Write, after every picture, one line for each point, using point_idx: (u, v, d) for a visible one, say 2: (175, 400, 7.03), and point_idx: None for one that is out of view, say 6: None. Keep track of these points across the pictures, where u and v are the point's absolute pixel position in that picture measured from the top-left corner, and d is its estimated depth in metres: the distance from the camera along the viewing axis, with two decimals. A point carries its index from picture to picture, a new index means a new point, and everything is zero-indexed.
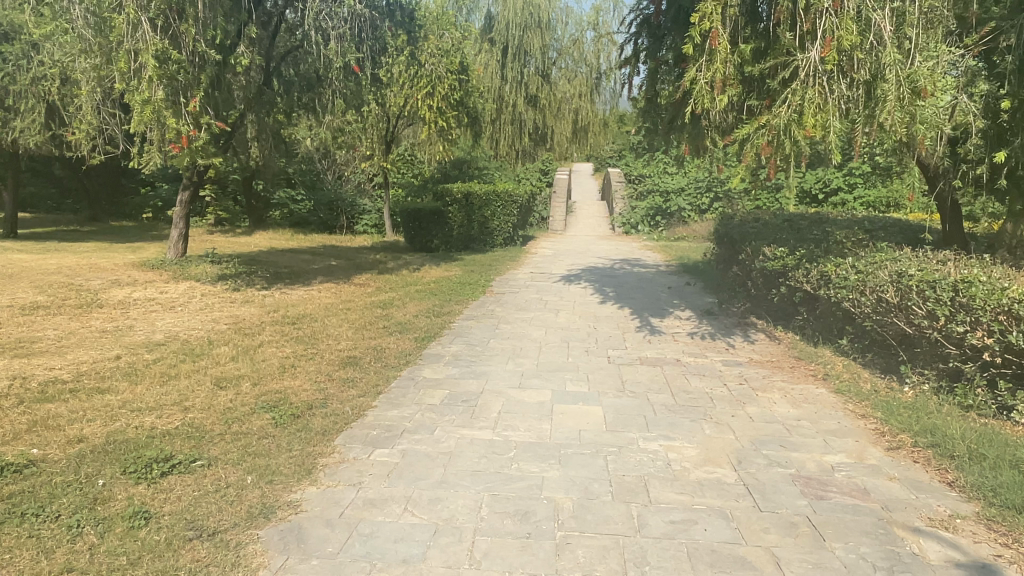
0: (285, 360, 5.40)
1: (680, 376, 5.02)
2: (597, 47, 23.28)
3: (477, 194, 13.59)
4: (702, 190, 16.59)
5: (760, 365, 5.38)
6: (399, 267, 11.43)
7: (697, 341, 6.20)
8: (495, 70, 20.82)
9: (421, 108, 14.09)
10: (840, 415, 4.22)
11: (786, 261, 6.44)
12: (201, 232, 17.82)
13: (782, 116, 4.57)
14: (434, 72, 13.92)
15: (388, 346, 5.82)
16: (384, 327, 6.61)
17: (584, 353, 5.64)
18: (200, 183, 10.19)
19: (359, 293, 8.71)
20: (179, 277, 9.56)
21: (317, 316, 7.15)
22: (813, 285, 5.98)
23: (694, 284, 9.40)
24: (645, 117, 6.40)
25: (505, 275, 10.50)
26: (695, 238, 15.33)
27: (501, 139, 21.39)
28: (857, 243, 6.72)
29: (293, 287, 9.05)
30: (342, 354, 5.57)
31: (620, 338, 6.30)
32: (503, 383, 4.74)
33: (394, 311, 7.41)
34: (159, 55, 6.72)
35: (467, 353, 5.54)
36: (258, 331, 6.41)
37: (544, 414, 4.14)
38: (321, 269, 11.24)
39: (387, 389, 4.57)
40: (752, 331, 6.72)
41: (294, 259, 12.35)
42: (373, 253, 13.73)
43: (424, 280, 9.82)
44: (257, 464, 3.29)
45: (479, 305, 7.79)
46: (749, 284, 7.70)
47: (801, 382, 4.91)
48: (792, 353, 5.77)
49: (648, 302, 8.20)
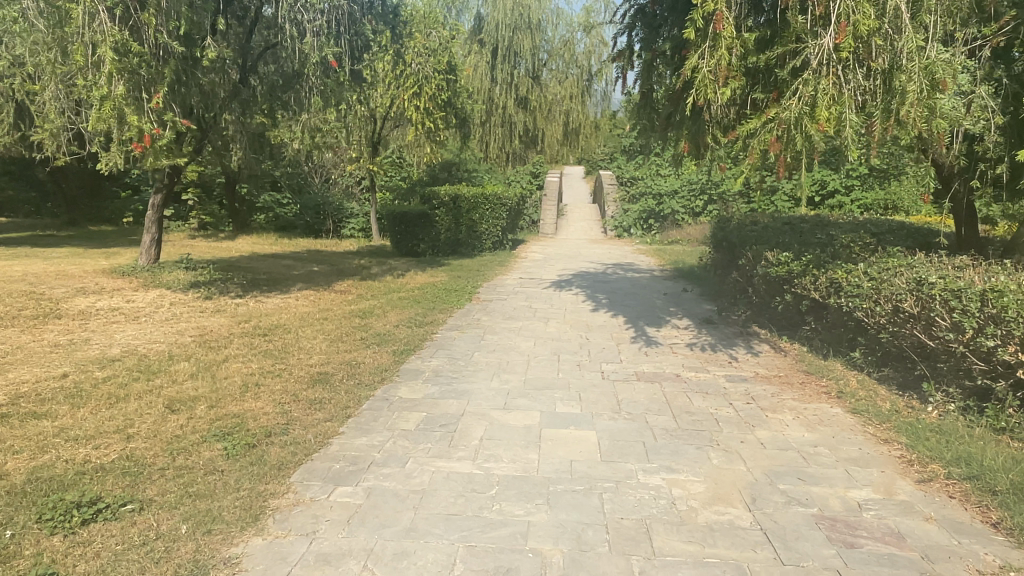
0: (249, 378, 4.93)
1: (681, 394, 4.59)
2: (588, 48, 22.91)
3: (466, 197, 13.16)
4: (696, 193, 16.15)
5: (766, 381, 4.96)
6: (383, 273, 10.97)
7: (698, 353, 5.77)
8: (484, 72, 20.45)
9: (407, 109, 13.66)
10: (860, 440, 3.81)
11: (792, 267, 6.03)
12: (182, 236, 17.28)
13: (793, 108, 4.15)
14: (421, 71, 13.55)
15: (364, 361, 5.36)
16: (362, 338, 6.15)
17: (575, 368, 5.21)
18: (173, 186, 9.71)
19: (339, 301, 8.25)
20: (149, 285, 9.07)
21: (291, 327, 6.68)
22: (822, 293, 5.57)
23: (692, 291, 8.98)
24: (639, 116, 5.99)
25: (494, 281, 10.07)
26: (689, 242, 14.95)
27: (491, 141, 20.94)
28: (866, 248, 6.32)
29: (270, 295, 8.57)
30: (313, 370, 5.10)
31: (614, 350, 5.87)
32: (486, 403, 4.31)
33: (373, 321, 6.95)
34: (119, 48, 6.27)
35: (448, 369, 5.10)
36: (225, 343, 5.94)
37: (531, 440, 3.70)
38: (302, 275, 10.77)
39: (357, 412, 4.11)
40: (755, 341, 6.32)
41: (274, 265, 11.85)
42: (358, 257, 13.25)
43: (408, 286, 9.37)
44: (196, 509, 2.83)
45: (465, 314, 7.35)
46: (750, 291, 7.29)
47: (813, 401, 4.50)
48: (800, 367, 5.36)
49: (644, 310, 7.79)
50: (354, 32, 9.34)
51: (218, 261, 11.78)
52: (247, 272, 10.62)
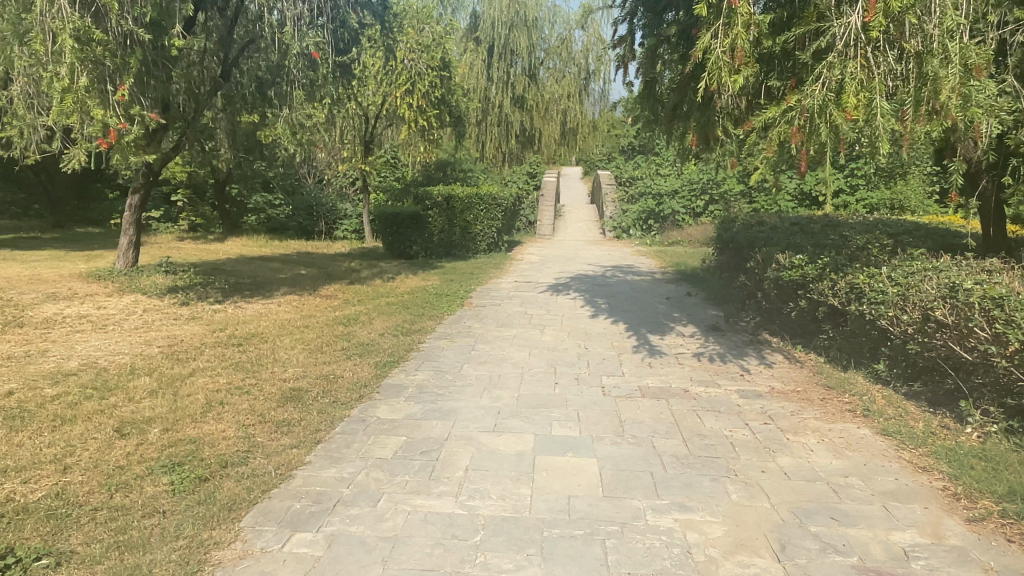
0: (214, 395, 4.46)
1: (690, 413, 4.14)
2: (586, 46, 22.44)
3: (460, 198, 12.70)
4: (697, 193, 15.70)
5: (783, 396, 4.52)
6: (373, 276, 10.52)
7: (706, 365, 5.32)
8: (480, 70, 20.03)
9: (399, 106, 13.24)
10: (894, 470, 3.37)
11: (807, 271, 5.61)
12: (169, 239, 16.79)
13: (816, 94, 3.72)
14: (413, 68, 13.01)
15: (343, 375, 4.90)
16: (343, 349, 5.69)
17: (573, 382, 4.76)
18: (151, 186, 9.25)
19: (323, 307, 7.79)
20: (125, 289, 8.60)
21: (268, 336, 6.23)
22: (842, 299, 5.14)
23: (696, 295, 8.54)
24: (641, 108, 5.55)
25: (488, 285, 9.63)
26: (691, 243, 14.53)
27: (488, 141, 20.53)
28: (885, 251, 5.89)
29: (250, 301, 8.11)
30: (286, 385, 4.65)
31: (615, 361, 5.42)
32: (474, 425, 3.85)
33: (357, 329, 6.49)
34: (80, 36, 5.76)
35: (434, 384, 4.64)
36: (194, 355, 5.48)
37: (523, 471, 3.24)
38: (288, 279, 10.31)
39: (328, 437, 3.65)
40: (766, 350, 5.88)
41: (260, 268, 11.39)
42: (349, 260, 12.79)
43: (398, 291, 8.93)
44: (123, 564, 2.39)
45: (456, 321, 6.90)
46: (759, 296, 6.86)
47: (837, 421, 4.06)
48: (818, 380, 4.92)
49: (646, 315, 7.34)
50: (337, 21, 8.87)
51: (201, 263, 11.32)
52: (231, 276, 10.16)
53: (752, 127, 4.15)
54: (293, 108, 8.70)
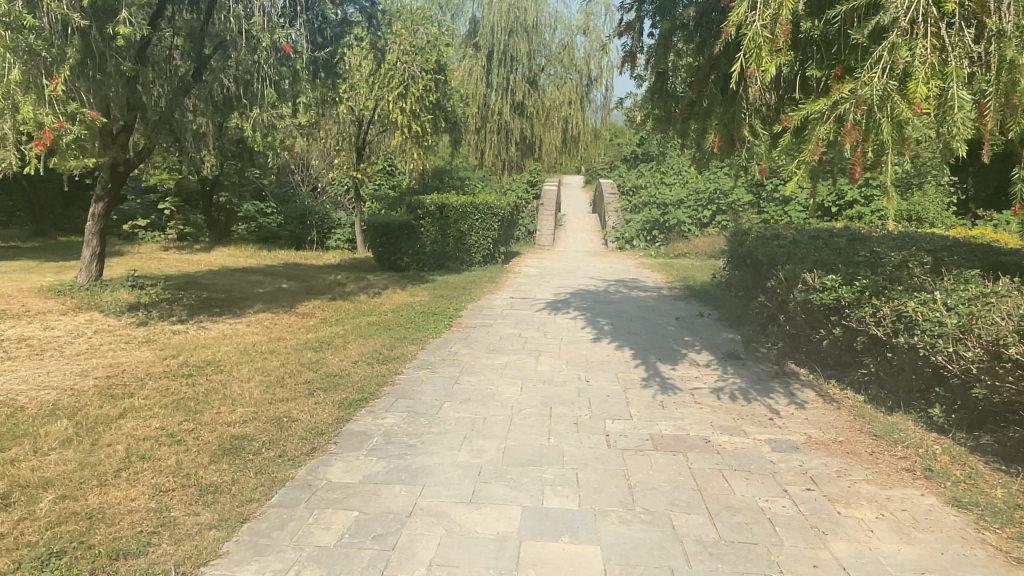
0: (138, 446, 3.69)
1: (716, 474, 3.37)
2: (588, 52, 21.63)
3: (453, 206, 11.93)
4: (703, 203, 14.94)
5: (823, 450, 3.75)
6: (359, 290, 9.79)
7: (727, 405, 4.56)
8: (479, 76, 19.37)
9: (392, 112, 12.47)
10: (982, 564, 2.61)
11: (841, 294, 4.87)
12: (154, 249, 16.04)
13: (875, 83, 3.00)
14: (407, 71, 12.36)
15: (298, 418, 4.13)
16: (306, 382, 4.92)
17: (571, 428, 4.00)
18: (117, 194, 8.52)
19: (296, 328, 7.04)
20: (83, 306, 7.86)
21: (225, 364, 5.47)
22: (886, 330, 4.40)
23: (708, 315, 7.79)
24: (651, 107, 4.80)
25: (482, 301, 8.90)
26: (698, 255, 13.81)
27: (487, 149, 19.93)
28: (929, 271, 5.14)
29: (218, 320, 7.38)
30: (230, 433, 3.89)
31: (621, 399, 4.65)
32: (446, 491, 3.10)
33: (328, 356, 5.72)
34: (9, 22, 5.06)
35: (404, 430, 3.87)
36: (134, 391, 4.73)
37: (504, 567, 2.48)
38: (267, 293, 9.57)
39: (260, 511, 2.89)
40: (795, 385, 5.11)
41: (239, 281, 10.65)
42: (336, 272, 12.06)
43: (382, 308, 8.18)
44: None
45: (440, 345, 6.14)
46: (783, 319, 6.11)
47: (894, 487, 3.28)
48: (862, 427, 4.14)
49: (655, 340, 6.58)
50: (312, 12, 8.18)
51: (176, 277, 10.57)
52: (205, 290, 9.43)
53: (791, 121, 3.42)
54: (263, 107, 7.97)
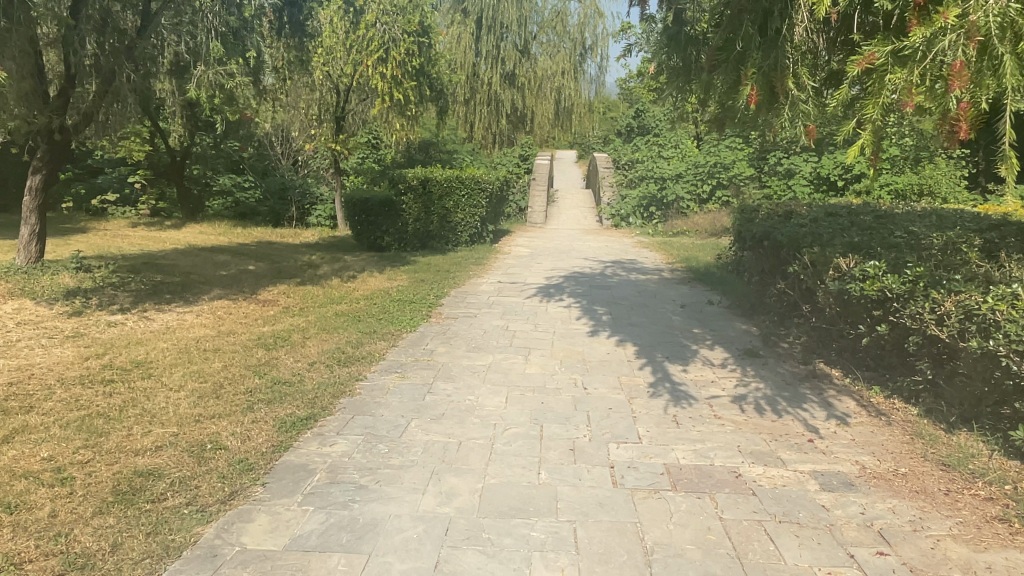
0: (5, 489, 2.85)
1: (757, 528, 2.58)
2: (582, 20, 20.52)
3: (437, 180, 11.06)
4: (702, 177, 14.02)
5: (885, 489, 2.94)
6: (332, 273, 8.93)
7: (754, 421, 3.76)
8: (467, 44, 18.39)
9: (372, 78, 11.50)
10: None
11: (891, 285, 4.06)
12: (121, 225, 15.03)
13: (993, 6, 2.21)
14: (387, 33, 11.39)
15: (226, 444, 3.31)
16: (247, 392, 4.09)
17: (566, 457, 3.19)
18: (58, 166, 7.50)
19: (252, 319, 6.19)
20: (15, 291, 6.98)
21: (157, 367, 4.62)
22: (951, 332, 3.58)
23: (718, 303, 6.98)
24: (665, 57, 3.90)
25: (468, 285, 8.12)
26: (699, 233, 12.99)
27: (476, 121, 19.04)
28: (986, 257, 4.34)
29: (165, 309, 6.52)
30: (133, 467, 3.06)
31: (626, 413, 3.83)
32: (400, 564, 2.29)
33: (280, 355, 4.87)
34: None
35: (354, 463, 3.04)
36: (34, 405, 3.88)
37: None
38: (231, 276, 8.68)
39: None
40: (829, 393, 4.32)
41: (203, 263, 9.75)
42: (312, 252, 11.17)
43: (354, 294, 7.34)
44: None
45: (415, 342, 5.29)
46: (809, 311, 5.32)
47: (992, 550, 2.49)
48: (924, 452, 3.35)
49: (660, 334, 5.77)
50: None
51: (134, 258, 9.65)
52: (162, 274, 8.51)
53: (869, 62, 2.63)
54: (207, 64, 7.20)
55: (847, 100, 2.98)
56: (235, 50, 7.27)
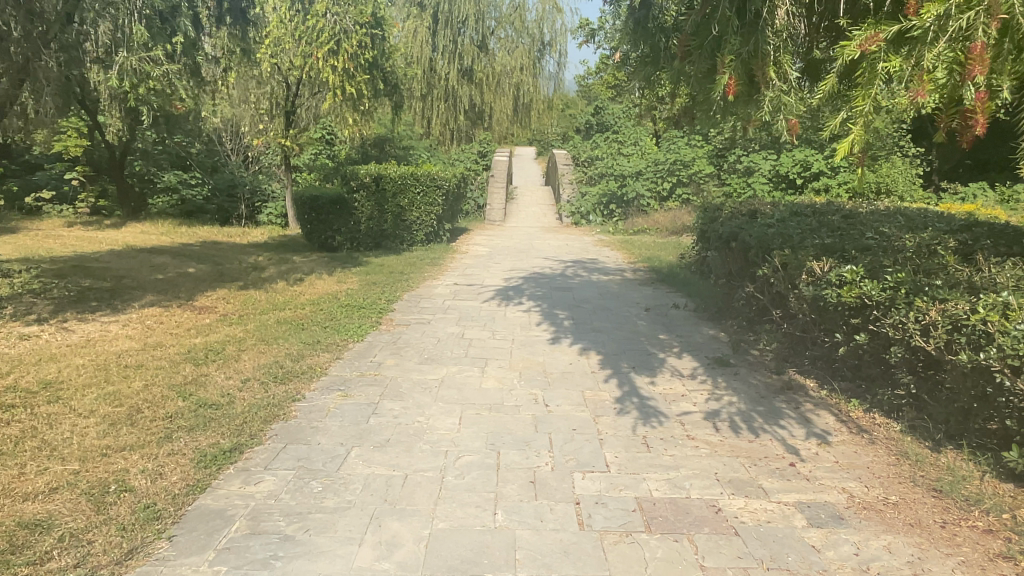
0: None
1: None
2: (540, 15, 20.19)
3: (391, 177, 10.60)
4: (662, 174, 13.83)
5: (877, 523, 2.65)
6: (278, 275, 8.42)
7: (730, 442, 3.46)
8: (423, 38, 17.91)
9: (322, 71, 10.91)
10: None
11: (871, 292, 3.80)
12: (55, 225, 14.16)
13: None
14: (338, 24, 10.84)
15: (133, 485, 2.85)
16: (168, 418, 3.62)
17: (526, 492, 2.84)
18: None
19: (185, 328, 5.68)
20: None
21: (68, 388, 4.11)
22: (936, 344, 3.32)
23: (684, 307, 6.72)
24: (631, 46, 3.56)
25: (423, 289, 7.71)
26: (660, 231, 12.78)
27: (433, 117, 18.55)
28: (965, 260, 4.13)
29: (88, 319, 5.95)
30: (17, 517, 2.59)
31: (591, 435, 3.49)
32: None
33: (211, 372, 4.40)
34: None
35: (280, 507, 2.64)
36: None
37: None
38: (168, 280, 8.11)
39: None
40: (806, 407, 4.06)
41: (139, 265, 9.12)
42: (259, 252, 10.60)
43: (300, 299, 6.87)
44: None
45: (361, 354, 4.88)
46: (781, 316, 5.07)
47: None
48: (913, 474, 3.08)
49: (625, 341, 5.46)
50: None
51: (62, 261, 8.94)
52: (90, 278, 7.86)
53: (871, 44, 2.33)
54: (130, 51, 6.73)
55: (834, 91, 2.70)
56: (162, 35, 6.70)
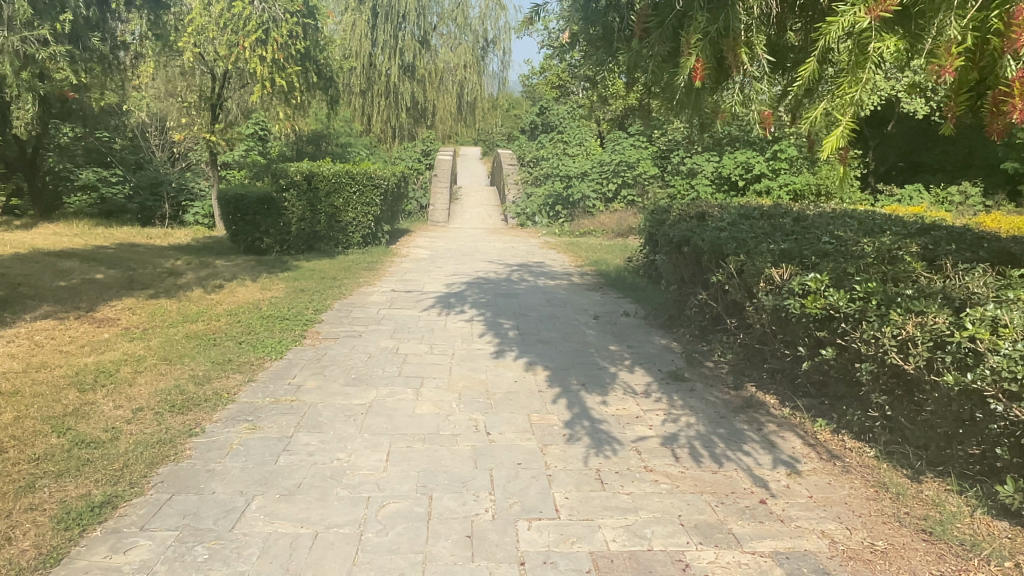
0: None
1: None
2: (484, 12, 19.66)
3: (324, 176, 9.94)
4: (608, 175, 13.55)
5: None
6: (194, 282, 7.72)
7: (692, 475, 3.06)
8: (362, 32, 17.20)
9: (248, 63, 10.14)
10: None
11: (841, 303, 3.47)
12: None
13: None
14: (266, 12, 9.93)
15: None
16: (32, 462, 2.99)
17: (463, 548, 2.39)
18: None
19: (78, 345, 4.99)
20: None
21: None
22: (915, 363, 2.98)
23: (634, 314, 6.37)
24: (583, 27, 3.12)
25: (356, 295, 7.15)
26: (605, 234, 12.48)
27: (373, 114, 17.87)
28: (934, 267, 3.84)
29: None
30: None
31: (537, 470, 3.04)
32: None
33: (97, 401, 3.76)
34: None
35: None
36: None
37: None
38: (71, 287, 7.33)
39: None
40: (769, 428, 3.73)
41: (40, 270, 8.28)
42: (179, 255, 9.82)
43: (217, 309, 6.22)
44: None
45: (279, 374, 4.32)
46: (737, 326, 4.74)
47: None
48: (897, 512, 2.75)
49: (572, 353, 5.05)
50: None
51: None
52: None
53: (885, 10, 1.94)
54: (11, 31, 5.90)
55: (814, 77, 2.34)
56: (50, 13, 5.93)
